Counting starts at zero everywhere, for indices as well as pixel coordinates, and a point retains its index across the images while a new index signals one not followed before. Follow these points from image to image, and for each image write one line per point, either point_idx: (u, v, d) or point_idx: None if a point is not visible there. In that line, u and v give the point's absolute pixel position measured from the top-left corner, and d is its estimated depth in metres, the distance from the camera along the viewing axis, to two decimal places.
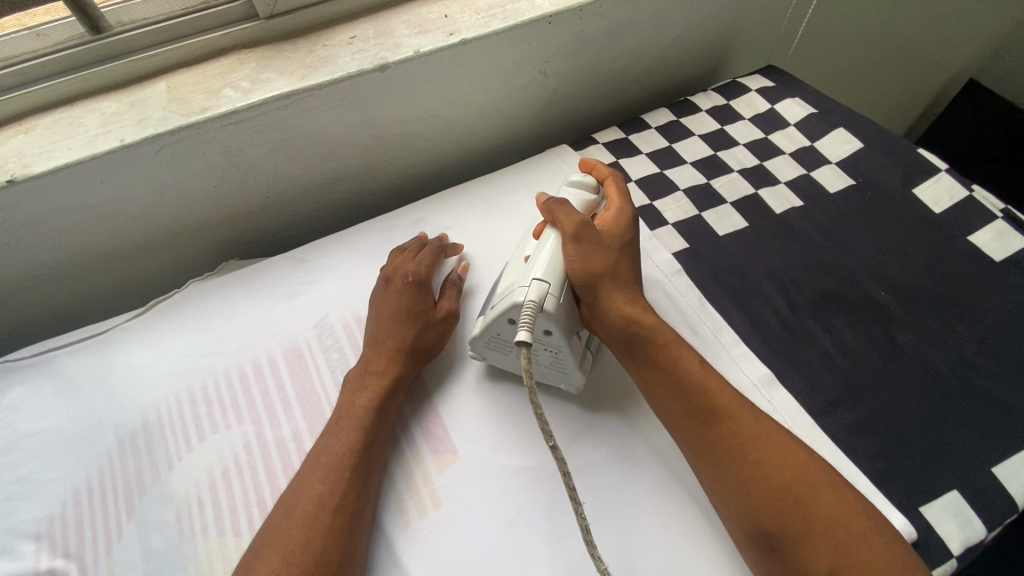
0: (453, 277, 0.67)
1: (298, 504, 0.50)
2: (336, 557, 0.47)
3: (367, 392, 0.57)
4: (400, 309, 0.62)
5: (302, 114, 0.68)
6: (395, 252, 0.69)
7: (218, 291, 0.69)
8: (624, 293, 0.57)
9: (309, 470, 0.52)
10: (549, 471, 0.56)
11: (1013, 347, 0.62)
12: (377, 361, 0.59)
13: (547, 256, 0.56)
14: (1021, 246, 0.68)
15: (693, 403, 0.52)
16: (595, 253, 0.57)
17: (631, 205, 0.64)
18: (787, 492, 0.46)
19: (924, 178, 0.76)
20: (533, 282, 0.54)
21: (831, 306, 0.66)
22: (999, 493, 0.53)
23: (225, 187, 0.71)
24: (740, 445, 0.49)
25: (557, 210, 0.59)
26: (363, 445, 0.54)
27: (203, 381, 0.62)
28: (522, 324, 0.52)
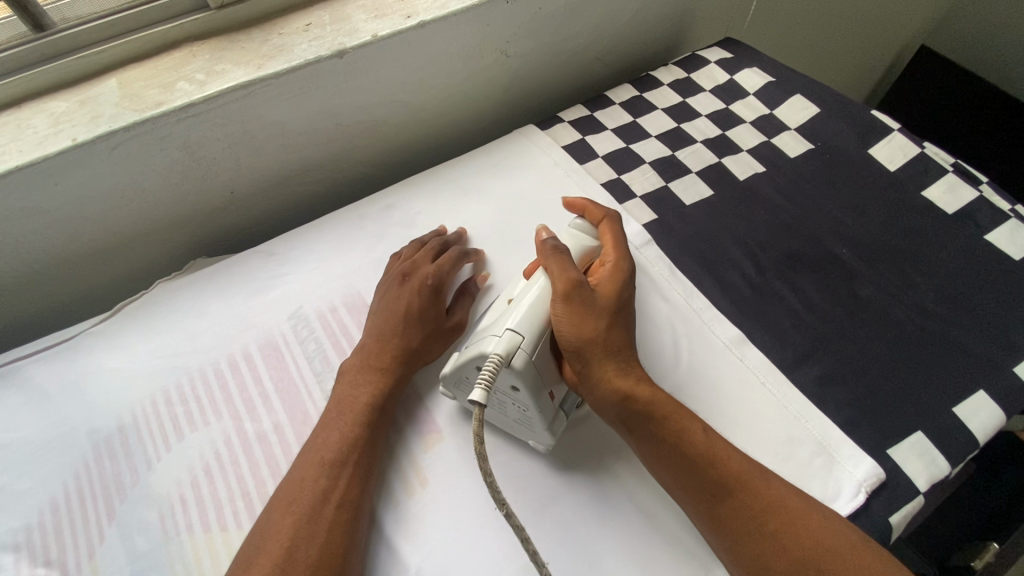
0: (468, 283, 0.67)
1: (299, 501, 0.50)
2: (335, 551, 0.48)
3: (367, 385, 0.57)
4: (410, 308, 0.61)
5: (261, 105, 0.67)
6: (408, 250, 0.68)
7: (188, 290, 0.68)
8: (617, 363, 0.53)
9: (309, 463, 0.52)
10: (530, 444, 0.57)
11: (967, 293, 0.65)
12: (379, 356, 0.59)
13: (528, 306, 0.54)
14: (971, 198, 0.71)
15: (697, 475, 0.49)
16: (587, 317, 0.53)
17: (629, 263, 0.59)
18: (806, 553, 0.45)
19: (879, 137, 0.78)
20: (505, 333, 0.51)
21: (796, 266, 0.68)
22: (962, 430, 0.56)
23: (187, 184, 0.69)
24: (757, 517, 0.47)
25: (553, 260, 0.56)
26: (364, 440, 0.54)
27: (179, 380, 0.61)
28: (482, 378, 0.48)
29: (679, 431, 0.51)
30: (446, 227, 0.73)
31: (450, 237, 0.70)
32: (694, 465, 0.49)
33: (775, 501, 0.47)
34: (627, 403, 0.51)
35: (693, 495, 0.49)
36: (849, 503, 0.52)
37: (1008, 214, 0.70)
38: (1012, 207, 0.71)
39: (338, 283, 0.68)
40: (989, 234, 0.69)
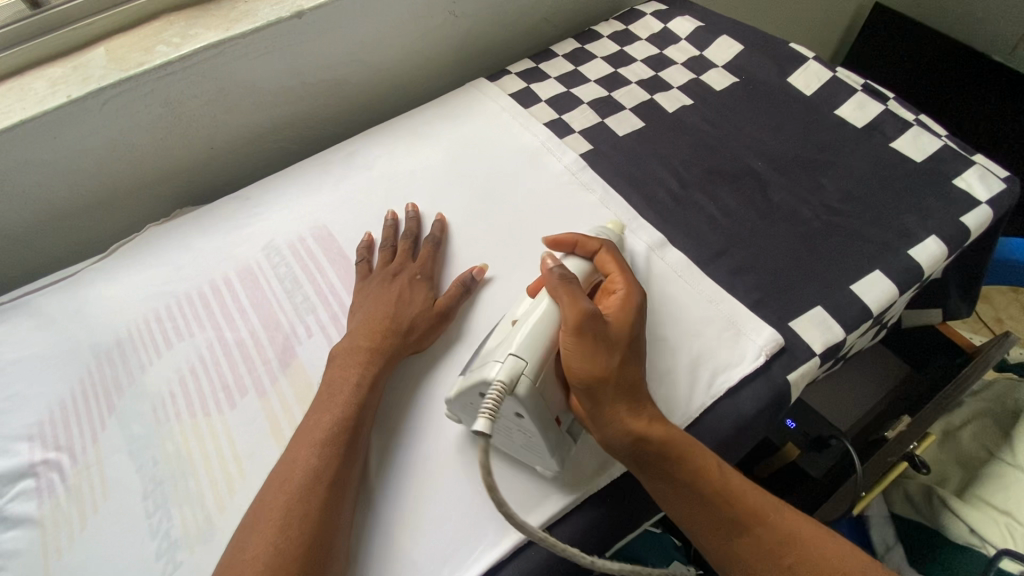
0: (466, 278, 0.66)
1: (292, 479, 0.51)
2: (322, 521, 0.49)
3: (357, 366, 0.59)
4: (402, 298, 0.64)
5: (232, 63, 0.75)
6: (388, 249, 0.70)
7: (173, 232, 0.76)
8: (627, 403, 0.50)
9: (301, 445, 0.54)
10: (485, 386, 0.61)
11: (870, 191, 0.71)
12: (368, 338, 0.61)
13: (531, 326, 0.52)
14: (877, 112, 0.78)
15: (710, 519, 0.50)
16: (600, 351, 0.50)
17: (641, 295, 0.56)
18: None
19: (797, 67, 0.85)
20: (509, 358, 0.49)
21: (715, 179, 0.75)
22: (857, 303, 0.62)
23: (170, 140, 0.78)
24: (775, 550, 0.49)
25: (562, 288, 0.52)
26: (354, 420, 0.56)
27: (167, 302, 0.69)
28: (487, 405, 0.46)
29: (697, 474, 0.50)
30: (396, 211, 0.75)
31: (415, 227, 0.72)
32: (713, 503, 0.50)
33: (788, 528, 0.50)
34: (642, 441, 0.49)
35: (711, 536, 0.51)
36: (752, 364, 0.59)
37: (911, 123, 0.77)
38: (915, 117, 0.78)
39: (306, 218, 0.76)
40: (893, 141, 0.76)
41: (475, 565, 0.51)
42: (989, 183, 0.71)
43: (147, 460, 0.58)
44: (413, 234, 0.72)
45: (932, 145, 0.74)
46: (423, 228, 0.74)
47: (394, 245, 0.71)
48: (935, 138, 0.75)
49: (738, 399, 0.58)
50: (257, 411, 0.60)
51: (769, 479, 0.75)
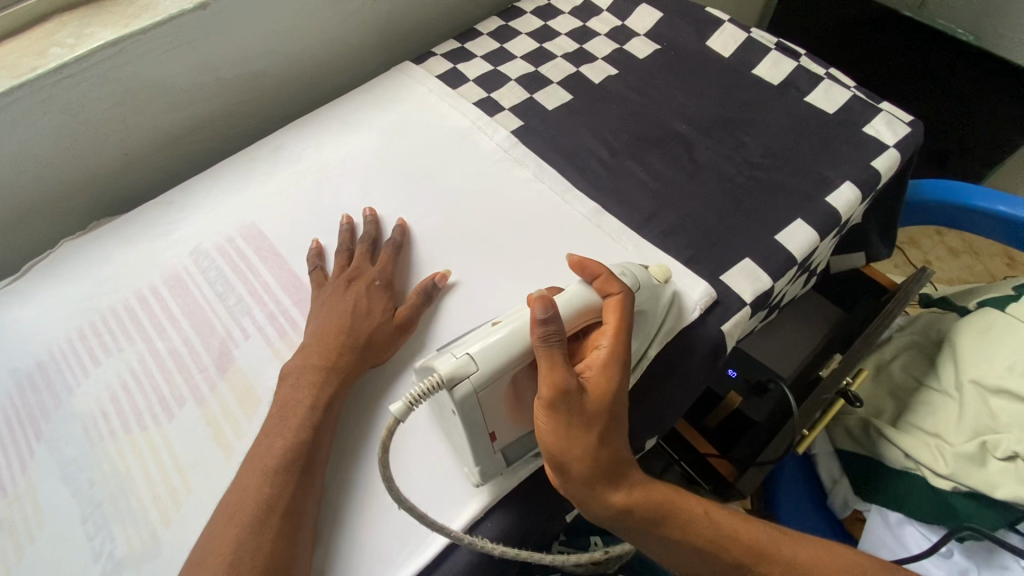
0: (428, 285, 0.64)
1: (243, 509, 0.49)
2: (279, 545, 0.48)
3: (309, 386, 0.56)
4: (359, 309, 0.61)
5: (136, 61, 0.71)
6: (344, 253, 0.68)
7: (90, 245, 0.72)
8: (612, 481, 0.49)
9: (252, 471, 0.51)
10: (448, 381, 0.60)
11: (789, 145, 0.74)
12: (325, 354, 0.58)
13: (503, 331, 0.48)
14: (791, 69, 0.81)
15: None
16: (575, 430, 0.47)
17: (625, 353, 0.50)
18: None
19: (714, 29, 0.87)
20: (462, 354, 0.46)
21: (643, 146, 0.76)
22: (782, 252, 0.65)
23: (78, 150, 0.74)
24: None
25: (541, 358, 0.47)
26: (310, 440, 0.53)
27: (90, 319, 0.66)
28: (416, 389, 0.45)
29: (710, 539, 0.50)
30: (354, 217, 0.72)
31: (373, 230, 0.70)
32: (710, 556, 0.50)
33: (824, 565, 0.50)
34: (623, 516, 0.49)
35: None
36: (688, 317, 0.61)
37: (822, 76, 0.80)
38: (825, 71, 0.81)
39: (235, 219, 0.73)
40: (807, 96, 0.79)
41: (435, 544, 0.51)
42: (895, 128, 0.75)
43: (83, 482, 0.56)
44: (371, 237, 0.69)
45: (842, 96, 0.78)
46: (383, 232, 0.71)
47: (351, 248, 0.68)
48: (845, 89, 0.79)
49: (682, 350, 0.61)
50: (197, 419, 0.58)
51: (716, 432, 0.78)
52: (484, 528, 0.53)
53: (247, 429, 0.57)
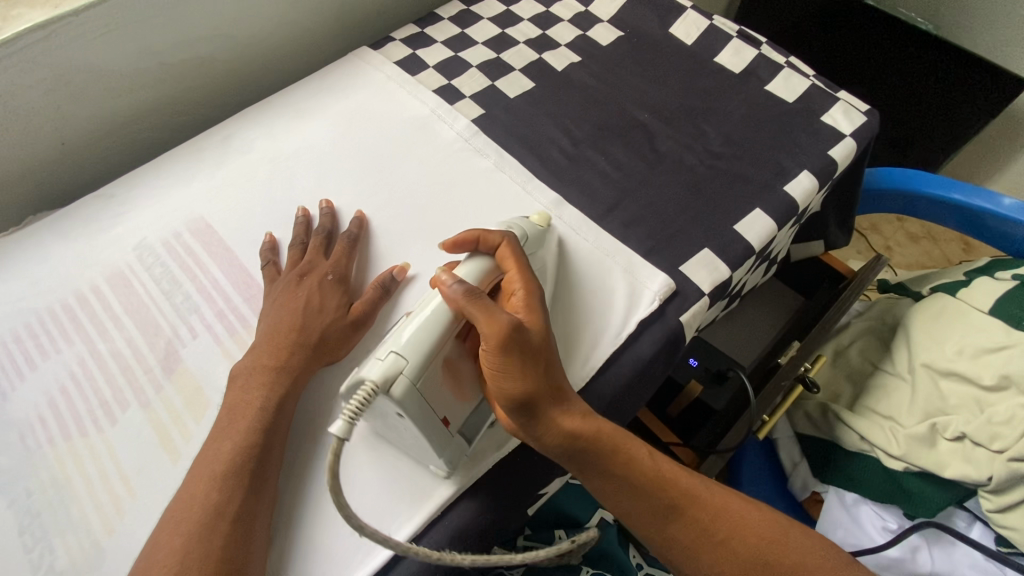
0: (385, 280, 0.62)
1: (191, 516, 0.47)
2: (230, 555, 0.46)
3: (258, 387, 0.54)
4: (312, 306, 0.59)
5: (69, 45, 0.67)
6: (298, 246, 0.65)
7: (25, 241, 0.68)
8: (562, 408, 0.50)
9: (200, 477, 0.50)
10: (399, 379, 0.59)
11: (749, 134, 0.74)
12: (272, 353, 0.56)
13: (417, 323, 0.48)
14: (752, 57, 0.81)
15: (663, 531, 0.52)
16: (525, 365, 0.48)
17: (540, 290, 0.53)
18: (757, 549, 0.51)
19: (677, 17, 0.86)
20: (389, 356, 0.46)
21: (605, 135, 0.76)
22: (740, 242, 0.65)
23: (8, 141, 0.69)
24: (711, 529, 0.51)
25: (474, 307, 0.48)
26: (259, 445, 0.51)
27: (26, 320, 0.62)
28: (353, 402, 0.44)
29: (659, 483, 0.52)
30: (309, 208, 0.70)
31: (329, 223, 0.67)
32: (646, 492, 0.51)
33: (774, 539, 0.51)
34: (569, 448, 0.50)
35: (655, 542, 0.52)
36: (647, 309, 0.61)
37: (782, 65, 0.80)
38: (786, 60, 0.81)
39: (181, 213, 0.70)
40: (768, 85, 0.79)
41: (389, 545, 0.50)
42: (852, 117, 0.75)
43: (19, 493, 0.53)
44: (326, 230, 0.66)
45: (801, 85, 0.78)
46: (339, 224, 0.69)
47: (305, 242, 0.66)
48: (804, 78, 0.79)
49: (638, 346, 0.60)
50: (142, 424, 0.56)
51: (678, 420, 0.79)
52: (443, 525, 0.52)
53: (195, 432, 0.55)
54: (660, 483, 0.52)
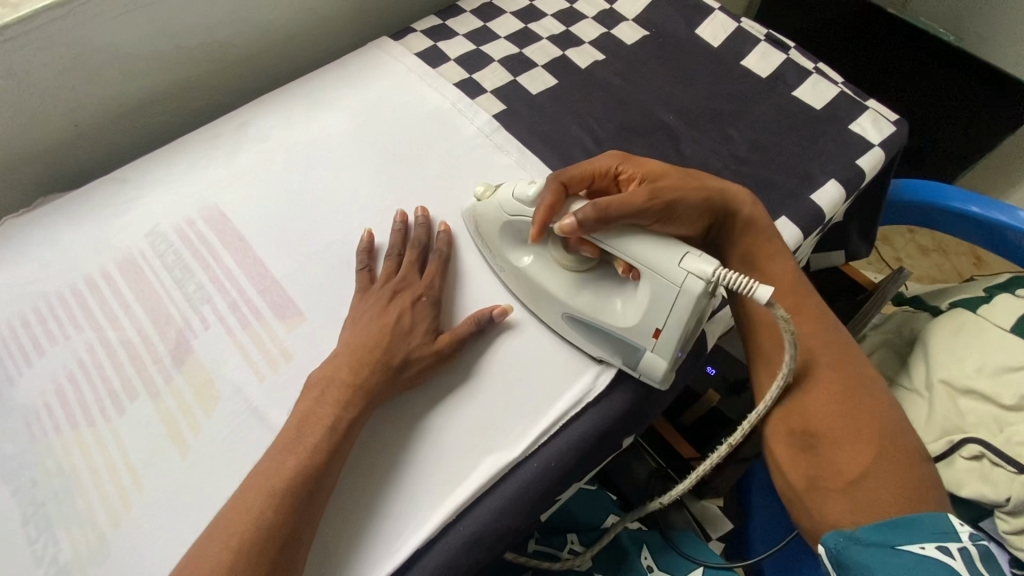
0: (483, 317, 0.59)
1: (237, 532, 0.45)
2: (274, 569, 0.44)
3: (333, 404, 0.51)
4: (401, 326, 0.57)
5: (87, 24, 0.66)
6: (393, 258, 0.63)
7: (37, 223, 0.66)
8: (741, 215, 0.61)
9: (254, 489, 0.47)
10: (466, 398, 0.57)
11: (776, 140, 0.73)
12: (354, 369, 0.53)
13: (640, 244, 0.51)
14: (780, 62, 0.80)
15: (821, 371, 0.55)
16: (691, 185, 0.58)
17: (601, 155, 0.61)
18: (868, 416, 0.52)
19: (704, 18, 0.85)
20: (689, 269, 0.48)
21: (629, 136, 0.74)
22: None
23: (23, 120, 0.68)
24: (865, 382, 0.54)
25: (627, 203, 0.53)
26: (324, 465, 0.49)
27: (35, 304, 0.61)
28: (745, 286, 0.45)
29: (835, 340, 0.57)
30: (407, 211, 0.68)
31: (425, 236, 0.65)
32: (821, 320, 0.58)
33: (880, 418, 0.52)
34: (756, 265, 0.61)
35: (797, 376, 0.56)
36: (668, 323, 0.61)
37: (811, 71, 0.78)
38: (814, 66, 0.80)
39: (196, 200, 0.68)
40: (795, 90, 0.77)
41: (404, 549, 0.50)
42: (880, 126, 0.74)
43: (25, 481, 0.52)
44: (422, 243, 0.64)
45: (830, 92, 0.77)
46: (432, 238, 0.66)
47: (401, 254, 0.64)
48: (832, 85, 0.77)
49: None
50: (152, 415, 0.55)
51: (690, 428, 0.79)
52: (456, 531, 0.51)
53: (205, 425, 0.54)
54: (842, 339, 0.57)
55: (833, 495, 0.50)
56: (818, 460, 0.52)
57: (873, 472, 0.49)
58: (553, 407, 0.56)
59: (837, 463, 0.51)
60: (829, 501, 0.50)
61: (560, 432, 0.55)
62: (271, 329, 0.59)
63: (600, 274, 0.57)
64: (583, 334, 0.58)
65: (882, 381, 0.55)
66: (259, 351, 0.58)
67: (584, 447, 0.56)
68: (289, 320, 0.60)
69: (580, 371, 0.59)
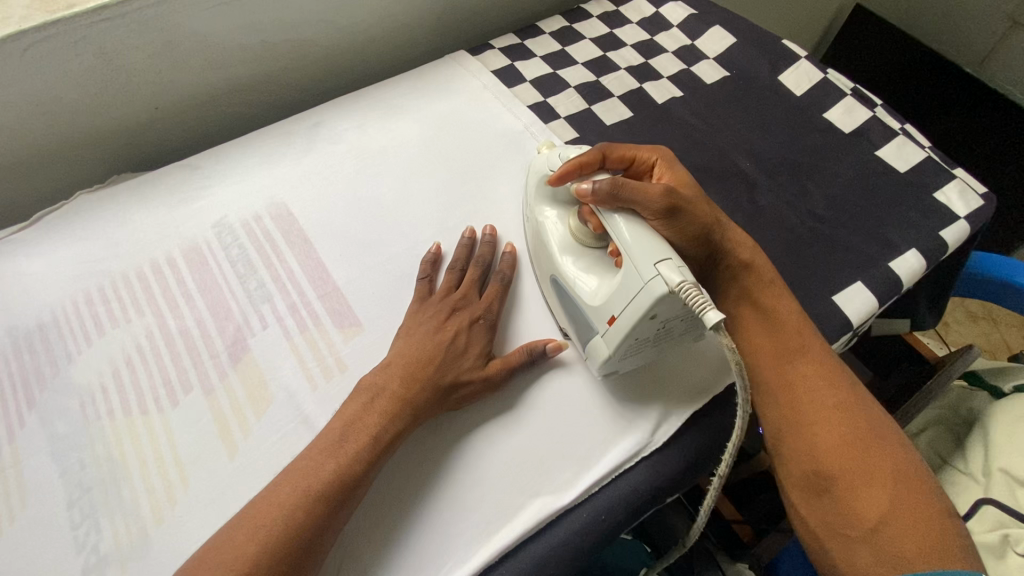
0: (537, 350, 0.58)
1: (267, 519, 0.44)
2: None
3: (380, 415, 0.50)
4: (456, 345, 0.56)
5: (182, 13, 0.66)
6: (456, 272, 0.62)
7: (108, 202, 0.67)
8: (743, 236, 0.61)
9: (285, 486, 0.46)
10: (509, 433, 0.55)
11: (855, 199, 0.71)
12: (403, 383, 0.52)
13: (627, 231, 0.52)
14: (865, 118, 0.77)
15: (810, 412, 0.54)
16: (708, 207, 0.59)
17: (662, 157, 0.62)
18: (865, 443, 0.52)
19: (789, 65, 0.83)
20: (662, 268, 0.48)
21: (702, 178, 0.72)
22: (837, 316, 0.62)
23: (106, 98, 0.69)
24: (855, 410, 0.54)
25: (635, 187, 0.54)
26: (364, 471, 0.48)
27: (101, 283, 0.61)
28: (704, 304, 0.45)
29: (820, 372, 0.55)
30: (474, 227, 0.67)
31: (489, 255, 0.64)
32: (802, 353, 0.57)
33: (879, 451, 0.52)
34: (752, 301, 0.60)
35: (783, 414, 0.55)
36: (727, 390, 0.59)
37: (897, 132, 0.76)
38: (900, 126, 0.77)
39: (264, 195, 0.68)
40: (879, 150, 0.75)
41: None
42: (968, 198, 0.71)
43: (73, 464, 0.52)
44: (485, 262, 0.63)
45: (915, 155, 0.74)
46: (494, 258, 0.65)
47: (464, 270, 0.62)
48: (918, 149, 0.75)
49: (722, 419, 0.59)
50: (203, 410, 0.54)
51: (734, 487, 0.77)
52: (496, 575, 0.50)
53: (255, 428, 0.54)
54: (845, 383, 0.56)
55: (857, 543, 0.49)
56: (836, 504, 0.51)
57: (894, 514, 0.48)
58: (604, 456, 0.54)
59: (857, 510, 0.50)
60: (852, 549, 0.49)
61: (610, 485, 0.54)
62: (328, 337, 0.59)
63: (598, 252, 0.60)
64: (559, 298, 0.61)
65: (867, 408, 0.54)
66: (314, 358, 0.58)
67: (634, 503, 0.54)
68: (346, 329, 0.59)
69: (634, 424, 0.56)
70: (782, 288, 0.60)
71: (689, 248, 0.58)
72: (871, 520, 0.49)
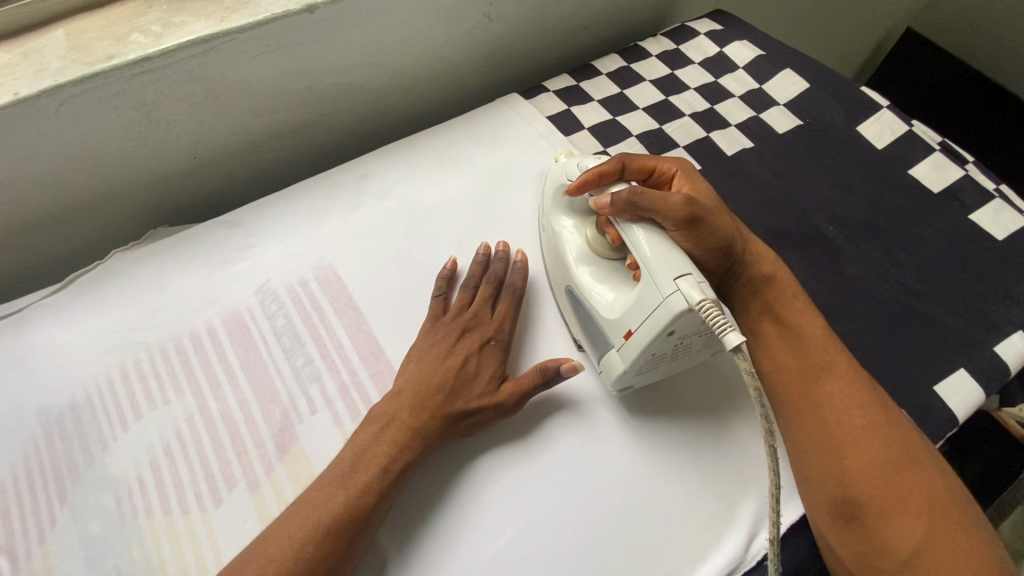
0: (550, 370, 0.53)
1: (276, 559, 0.43)
2: None
3: (390, 445, 0.49)
4: (465, 371, 0.53)
5: (226, 62, 0.62)
6: (469, 290, 0.59)
7: (145, 262, 0.63)
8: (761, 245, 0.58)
9: (288, 533, 0.44)
10: (576, 540, 0.49)
11: (951, 271, 0.65)
12: (410, 412, 0.51)
13: (645, 243, 0.49)
14: (957, 177, 0.71)
15: (841, 434, 0.49)
16: (728, 217, 0.55)
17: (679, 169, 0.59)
18: (896, 462, 0.47)
19: (869, 115, 0.77)
20: (680, 283, 0.45)
21: (780, 243, 0.67)
22: (941, 411, 0.56)
23: (144, 150, 0.65)
24: (888, 422, 0.49)
25: (655, 196, 0.50)
26: (372, 504, 0.46)
27: (137, 358, 0.57)
28: (723, 326, 0.42)
29: (852, 394, 0.50)
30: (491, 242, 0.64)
31: (503, 271, 0.61)
32: (829, 369, 0.52)
33: (912, 472, 0.47)
34: (777, 316, 0.55)
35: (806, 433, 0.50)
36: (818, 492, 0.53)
37: (992, 194, 0.70)
38: (995, 186, 0.71)
39: (310, 256, 0.64)
40: (973, 213, 0.69)
41: None
42: None
43: (108, 572, 0.47)
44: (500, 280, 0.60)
45: (1015, 221, 0.68)
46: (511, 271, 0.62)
47: (478, 288, 0.60)
48: (1017, 214, 0.68)
49: None
50: (248, 510, 0.50)
51: None
52: None
53: None
54: (879, 400, 0.50)
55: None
56: (867, 531, 0.46)
57: (930, 544, 0.44)
58: None
59: (889, 538, 0.45)
60: None
61: None
62: None
63: (616, 266, 0.57)
64: (574, 311, 0.58)
65: (901, 425, 0.49)
66: None
67: None
68: None
69: (723, 534, 0.51)
70: (807, 302, 0.56)
71: (708, 258, 0.55)
72: (903, 549, 0.45)
